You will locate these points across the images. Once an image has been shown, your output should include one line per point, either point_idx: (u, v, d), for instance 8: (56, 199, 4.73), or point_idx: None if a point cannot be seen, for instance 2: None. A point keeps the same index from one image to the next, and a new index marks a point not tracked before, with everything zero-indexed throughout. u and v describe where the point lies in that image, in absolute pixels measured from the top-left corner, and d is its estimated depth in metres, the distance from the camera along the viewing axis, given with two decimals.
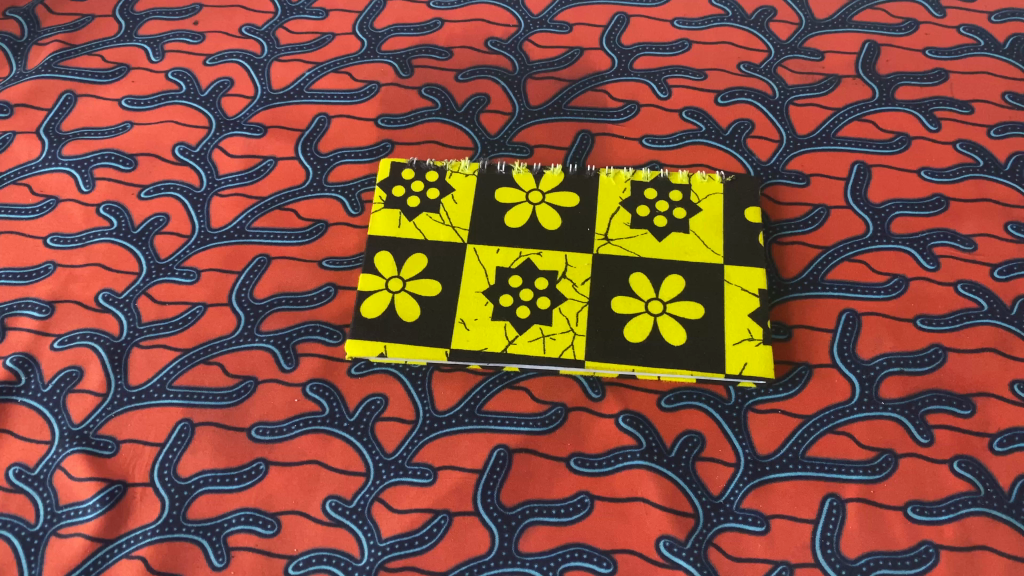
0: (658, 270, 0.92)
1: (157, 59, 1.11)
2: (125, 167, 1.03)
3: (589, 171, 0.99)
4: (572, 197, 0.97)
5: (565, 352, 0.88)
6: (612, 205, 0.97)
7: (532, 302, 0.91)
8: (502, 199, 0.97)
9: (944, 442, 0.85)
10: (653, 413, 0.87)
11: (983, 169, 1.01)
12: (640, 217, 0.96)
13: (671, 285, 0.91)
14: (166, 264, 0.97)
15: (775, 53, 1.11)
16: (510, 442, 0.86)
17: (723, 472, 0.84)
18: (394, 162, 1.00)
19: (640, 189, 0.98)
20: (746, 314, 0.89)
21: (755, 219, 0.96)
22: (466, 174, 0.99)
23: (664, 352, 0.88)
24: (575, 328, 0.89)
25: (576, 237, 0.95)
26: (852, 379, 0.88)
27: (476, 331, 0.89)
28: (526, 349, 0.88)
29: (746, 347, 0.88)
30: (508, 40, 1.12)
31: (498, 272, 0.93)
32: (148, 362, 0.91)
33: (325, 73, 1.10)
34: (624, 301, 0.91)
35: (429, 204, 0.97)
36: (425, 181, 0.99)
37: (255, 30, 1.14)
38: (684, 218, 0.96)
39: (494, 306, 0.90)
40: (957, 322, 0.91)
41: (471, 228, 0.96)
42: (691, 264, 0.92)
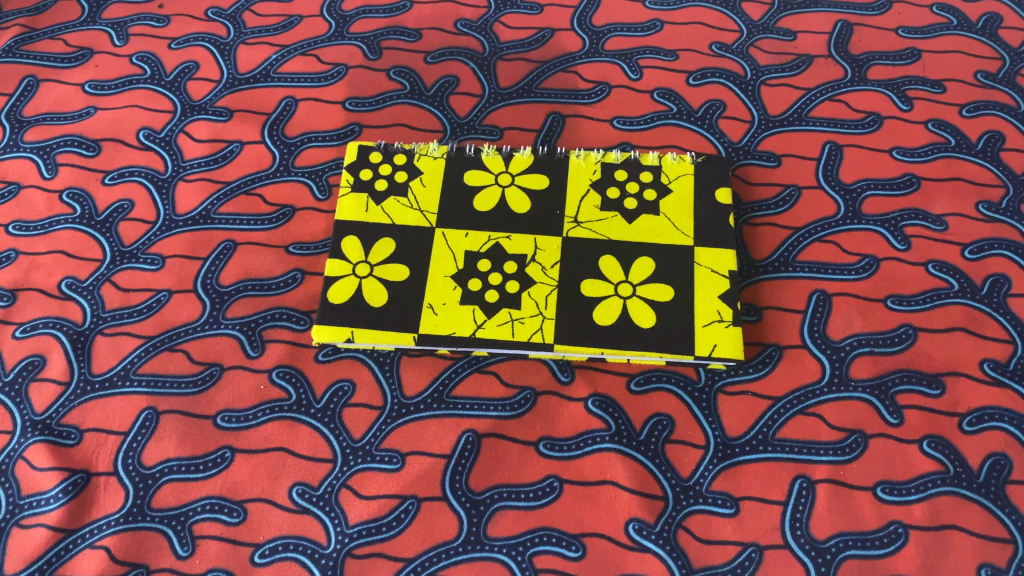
0: (627, 252, 0.92)
1: (121, 43, 1.09)
2: (88, 152, 1.01)
3: (559, 153, 0.98)
4: (541, 179, 0.96)
5: (534, 336, 0.87)
6: (582, 188, 0.96)
7: (501, 286, 0.90)
8: (471, 182, 0.96)
9: (914, 422, 0.85)
10: (623, 396, 0.86)
11: (955, 148, 1.00)
12: (609, 199, 0.95)
13: (641, 268, 0.91)
14: (130, 251, 0.95)
15: (747, 34, 1.10)
16: (479, 427, 0.85)
17: (693, 454, 0.84)
18: (362, 146, 0.99)
19: (610, 171, 0.97)
20: (716, 296, 0.89)
21: (726, 200, 0.95)
22: (435, 157, 0.98)
23: (633, 334, 0.87)
24: (544, 311, 0.89)
25: (546, 219, 0.94)
26: (822, 360, 0.88)
27: (445, 316, 0.88)
28: (495, 333, 0.87)
29: (715, 329, 0.87)
30: (478, 21, 1.11)
31: (466, 255, 0.92)
32: (112, 350, 0.89)
33: (292, 56, 1.08)
34: (594, 284, 0.90)
35: (397, 187, 0.96)
36: (393, 165, 0.98)
37: (221, 12, 1.12)
38: (654, 201, 0.95)
39: (462, 290, 0.90)
40: (927, 301, 0.90)
41: (440, 211, 0.95)
42: (661, 246, 0.92)
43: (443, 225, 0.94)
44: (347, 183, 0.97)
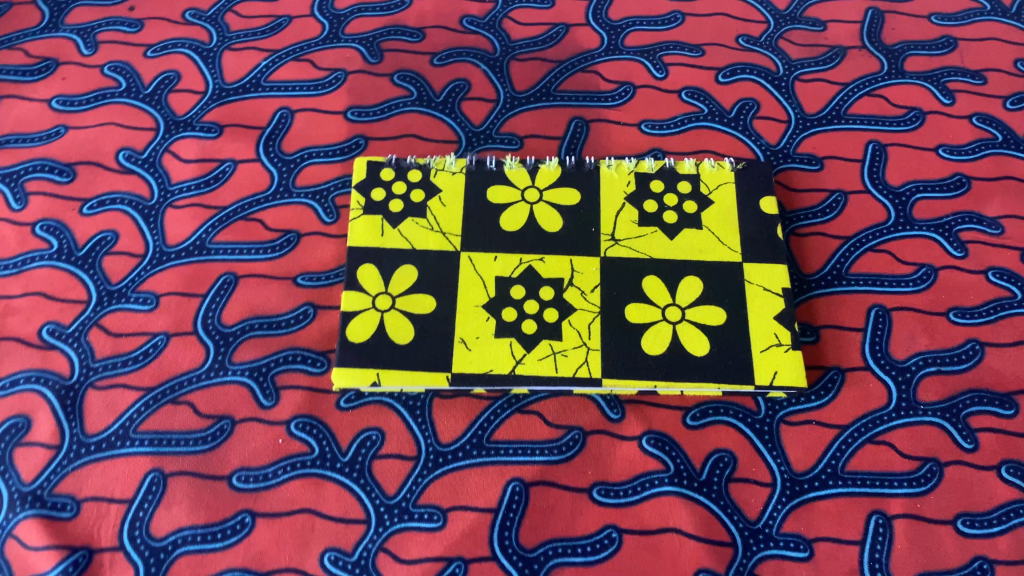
0: (673, 272, 0.84)
1: (90, 52, 0.98)
2: (61, 178, 0.90)
3: (588, 163, 0.90)
4: (572, 193, 0.88)
5: (580, 370, 0.79)
6: (616, 201, 0.88)
7: (538, 316, 0.82)
8: (495, 199, 0.88)
9: (989, 447, 0.79)
10: (679, 433, 0.80)
11: (1004, 144, 0.95)
12: (647, 213, 0.87)
13: (688, 288, 0.83)
14: (118, 290, 0.85)
15: (774, 24, 1.03)
16: (525, 475, 0.77)
17: (759, 493, 0.78)
18: (371, 161, 0.90)
19: (645, 182, 0.89)
20: (773, 318, 0.82)
21: (771, 210, 0.88)
22: (453, 173, 0.89)
23: (687, 364, 0.80)
24: (588, 341, 0.81)
25: (581, 238, 0.86)
26: (888, 382, 0.82)
27: (479, 352, 0.80)
28: (537, 369, 0.79)
29: (774, 354, 0.80)
30: (485, 17, 1.02)
31: (497, 282, 0.83)
32: (107, 406, 0.80)
33: (284, 62, 0.98)
34: (639, 309, 0.82)
35: (414, 207, 0.87)
36: (407, 183, 0.88)
37: (200, 15, 1.01)
38: (695, 213, 0.87)
39: (496, 322, 0.81)
40: (992, 313, 0.85)
41: (463, 233, 0.86)
42: (709, 264, 0.85)
43: (468, 248, 0.85)
44: (357, 204, 0.87)
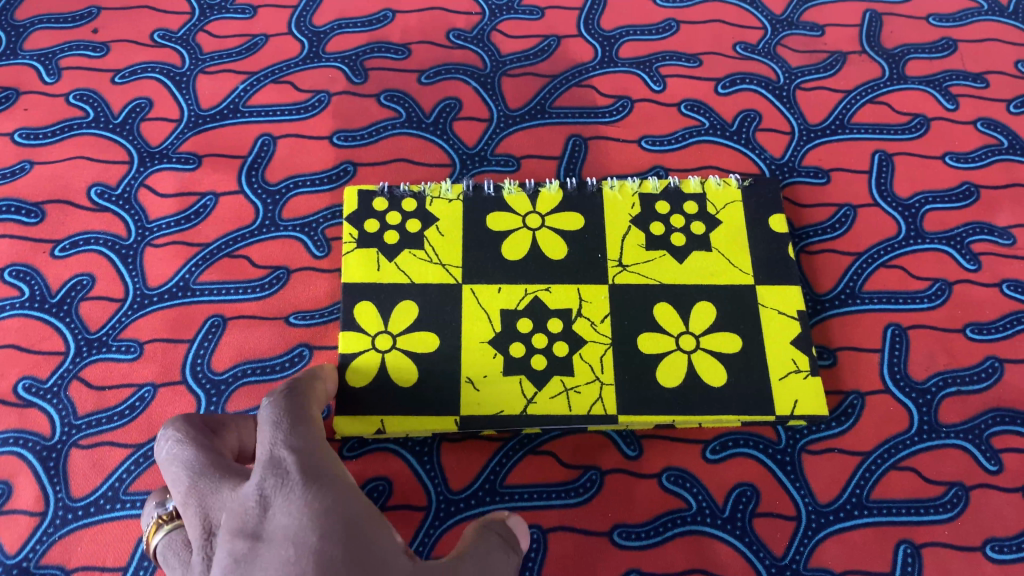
0: (684, 299, 0.81)
1: (53, 79, 0.92)
2: (30, 219, 0.84)
3: (590, 184, 0.86)
4: (576, 218, 0.84)
5: (595, 408, 0.76)
6: (622, 225, 0.84)
7: (548, 350, 0.78)
8: (495, 227, 0.83)
9: (1014, 468, 0.77)
10: (699, 468, 0.77)
11: (1010, 149, 0.93)
12: (654, 236, 0.84)
13: (702, 315, 0.80)
14: (98, 338, 0.79)
15: (771, 31, 1.00)
16: (543, 520, 0.74)
17: (785, 527, 0.75)
18: (362, 190, 0.85)
19: (650, 203, 0.85)
20: (789, 343, 0.79)
21: (781, 228, 0.85)
22: (450, 200, 0.85)
23: (704, 395, 0.77)
24: (602, 376, 0.77)
25: (587, 265, 0.82)
26: (908, 405, 0.80)
27: (489, 391, 0.76)
28: (550, 408, 0.76)
29: (794, 382, 0.78)
30: (473, 31, 0.98)
31: (503, 315, 0.79)
32: (93, 466, 0.74)
33: (263, 84, 0.93)
34: (652, 339, 0.79)
35: (410, 239, 0.82)
36: (402, 213, 0.84)
37: (170, 36, 0.96)
38: (704, 234, 0.84)
39: (504, 359, 0.77)
40: (1008, 327, 0.83)
41: (464, 264, 0.81)
42: (721, 288, 0.81)
43: (470, 281, 0.81)
44: (350, 237, 0.82)
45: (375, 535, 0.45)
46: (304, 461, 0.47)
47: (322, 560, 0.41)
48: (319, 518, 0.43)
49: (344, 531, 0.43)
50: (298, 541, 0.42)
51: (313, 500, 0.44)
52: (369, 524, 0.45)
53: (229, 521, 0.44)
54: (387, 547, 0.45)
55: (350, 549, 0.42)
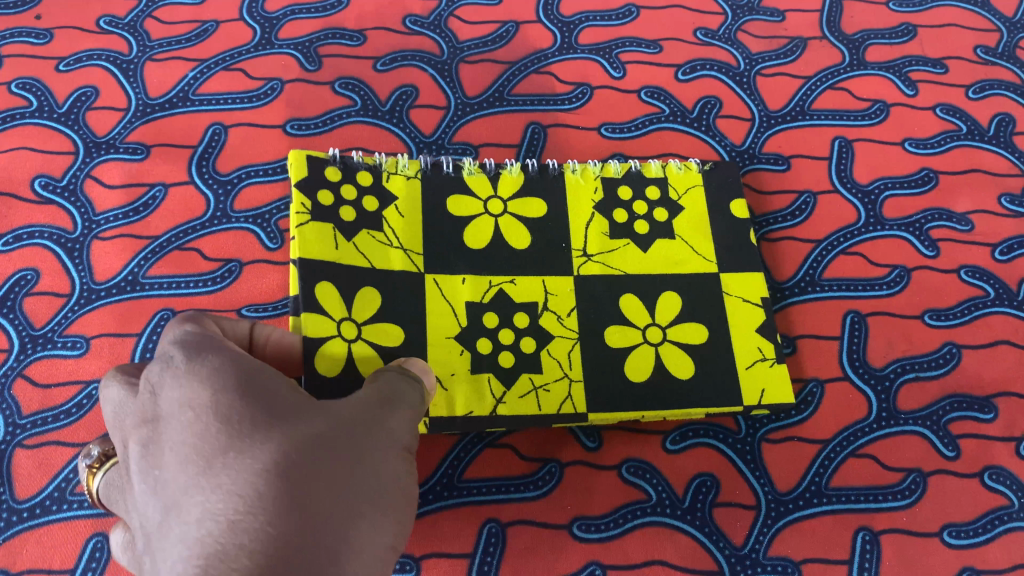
0: (651, 289, 0.79)
1: None
2: None
3: (552, 168, 0.83)
4: (539, 204, 0.81)
5: (565, 406, 0.73)
6: (585, 212, 0.82)
7: (515, 346, 0.75)
8: (456, 212, 0.79)
9: (971, 453, 0.78)
10: (659, 459, 0.76)
11: (968, 135, 0.93)
12: (618, 224, 0.82)
13: (667, 305, 0.79)
14: (43, 334, 0.77)
15: (732, 16, 0.99)
16: (501, 515, 0.73)
17: (744, 517, 0.74)
18: (314, 158, 0.76)
19: (613, 187, 0.84)
20: (755, 331, 0.79)
21: (743, 214, 0.85)
22: (408, 178, 0.79)
23: (673, 388, 0.75)
24: (570, 371, 0.75)
25: (551, 254, 0.79)
26: (867, 393, 0.80)
27: (456, 392, 0.72)
28: (519, 407, 0.73)
29: (760, 370, 0.77)
30: (430, 16, 0.96)
31: (468, 309, 0.75)
32: (38, 466, 0.71)
33: (214, 71, 0.90)
34: (619, 331, 0.77)
35: (367, 217, 0.76)
36: (358, 189, 0.77)
37: (117, 22, 0.93)
38: (666, 222, 0.83)
39: (471, 355, 0.73)
40: (966, 313, 0.84)
41: (426, 251, 0.77)
42: (685, 277, 0.80)
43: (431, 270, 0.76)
44: (302, 207, 0.73)
45: (275, 381, 0.45)
46: (190, 337, 0.46)
47: (217, 413, 0.41)
48: (209, 378, 0.43)
49: (235, 380, 0.43)
50: (191, 404, 0.41)
51: (199, 362, 0.44)
52: (259, 372, 0.45)
53: (132, 417, 0.44)
54: (290, 391, 0.45)
55: (248, 396, 0.42)
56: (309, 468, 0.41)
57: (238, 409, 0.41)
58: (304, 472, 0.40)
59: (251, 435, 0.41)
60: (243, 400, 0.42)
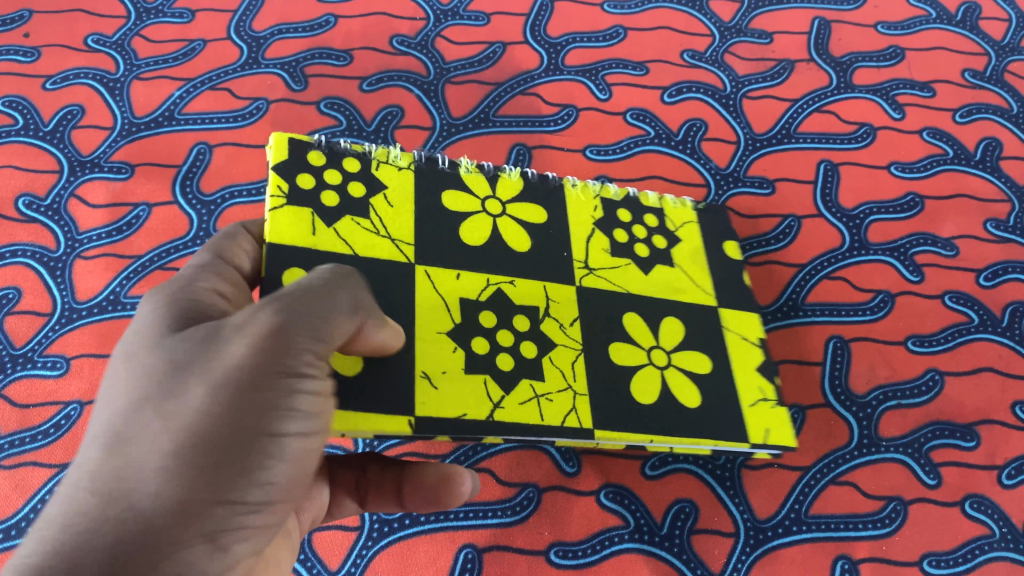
0: (653, 311, 0.71)
1: None
2: None
3: (552, 179, 0.75)
4: (535, 213, 0.72)
5: (568, 418, 0.62)
6: (586, 227, 0.74)
7: (514, 350, 0.64)
8: (453, 206, 0.69)
9: (952, 481, 0.77)
10: (637, 484, 0.76)
11: (955, 159, 0.93)
12: (618, 243, 0.74)
13: (671, 331, 0.71)
14: (23, 353, 0.76)
15: (719, 38, 1.00)
16: (477, 540, 0.72)
17: (723, 544, 0.74)
18: (297, 140, 0.66)
19: (612, 209, 0.77)
20: (755, 369, 0.72)
21: (736, 255, 0.80)
22: (401, 168, 0.69)
23: (679, 400, 0.67)
24: (574, 384, 0.64)
25: (549, 262, 0.70)
26: (850, 420, 0.79)
27: (450, 393, 0.59)
28: (520, 415, 0.60)
29: (761, 409, 0.70)
30: (417, 37, 0.96)
31: (463, 306, 0.64)
32: (15, 487, 0.71)
33: (199, 90, 0.91)
34: (623, 345, 0.68)
35: (353, 204, 0.64)
36: (342, 174, 0.66)
37: (105, 40, 0.93)
38: (665, 249, 0.76)
39: (466, 356, 0.61)
40: (950, 339, 0.83)
41: (417, 242, 0.65)
42: (687, 305, 0.74)
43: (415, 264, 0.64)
44: (277, 190, 0.62)
45: (171, 327, 0.46)
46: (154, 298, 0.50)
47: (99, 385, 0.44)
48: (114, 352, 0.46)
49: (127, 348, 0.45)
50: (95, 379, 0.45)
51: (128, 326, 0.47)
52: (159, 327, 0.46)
53: None
54: (184, 331, 0.45)
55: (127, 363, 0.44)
56: (139, 424, 0.41)
57: (117, 374, 0.44)
58: (127, 434, 0.40)
59: (108, 400, 0.42)
60: (118, 368, 0.44)
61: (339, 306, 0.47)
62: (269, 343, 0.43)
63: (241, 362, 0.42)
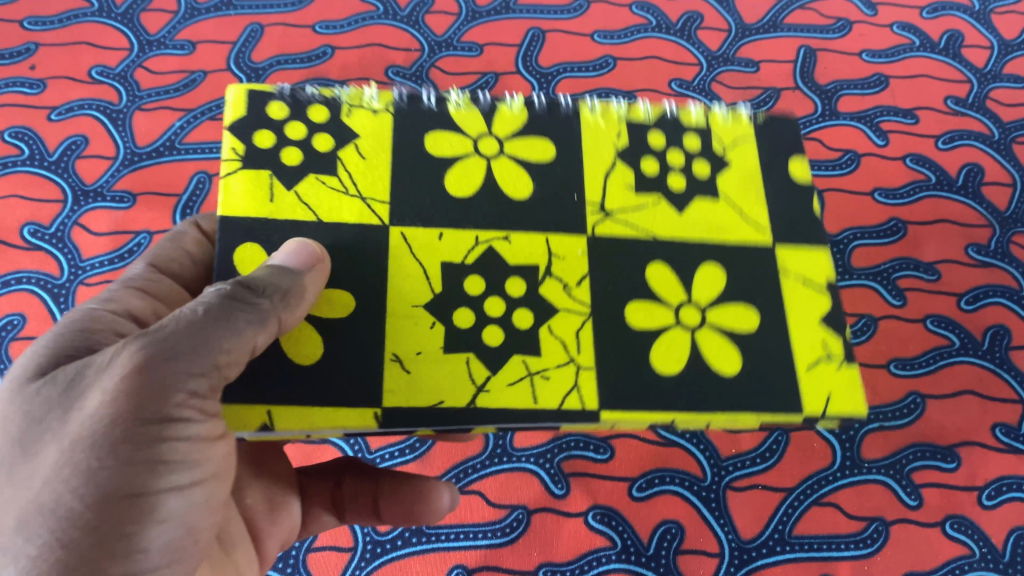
0: (687, 257, 0.52)
1: None
2: None
3: (563, 104, 0.56)
4: (543, 149, 0.54)
5: (568, 400, 0.47)
6: (603, 159, 0.54)
7: (505, 320, 0.48)
8: (435, 148, 0.52)
9: (933, 502, 0.79)
10: (625, 506, 0.77)
11: (937, 185, 0.95)
12: (647, 177, 0.54)
13: (712, 278, 0.52)
14: None
15: (707, 67, 1.02)
16: (468, 561, 0.74)
17: (708, 564, 0.76)
18: (252, 89, 0.51)
19: (639, 133, 0.56)
20: (822, 318, 0.51)
21: (806, 176, 0.56)
22: (375, 112, 0.52)
23: (725, 383, 0.49)
24: (578, 355, 0.48)
25: (558, 210, 0.52)
26: (832, 442, 0.81)
27: (423, 377, 0.46)
28: (508, 400, 0.46)
29: (823, 370, 0.50)
30: (412, 67, 0.99)
31: (444, 272, 0.49)
32: None
33: (200, 121, 0.93)
34: (645, 301, 0.50)
35: (318, 161, 0.50)
36: (308, 126, 0.51)
37: (108, 72, 0.96)
38: (710, 179, 0.55)
39: (445, 331, 0.47)
40: (931, 363, 0.85)
41: (395, 200, 0.50)
42: (730, 249, 0.52)
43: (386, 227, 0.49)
44: (234, 153, 0.49)
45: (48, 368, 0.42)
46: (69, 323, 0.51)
47: None
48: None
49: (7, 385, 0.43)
50: None
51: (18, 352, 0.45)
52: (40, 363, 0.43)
53: None
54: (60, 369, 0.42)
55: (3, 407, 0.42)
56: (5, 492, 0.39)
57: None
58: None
59: None
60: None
61: (232, 325, 0.41)
62: (129, 391, 0.39)
63: (97, 417, 0.39)
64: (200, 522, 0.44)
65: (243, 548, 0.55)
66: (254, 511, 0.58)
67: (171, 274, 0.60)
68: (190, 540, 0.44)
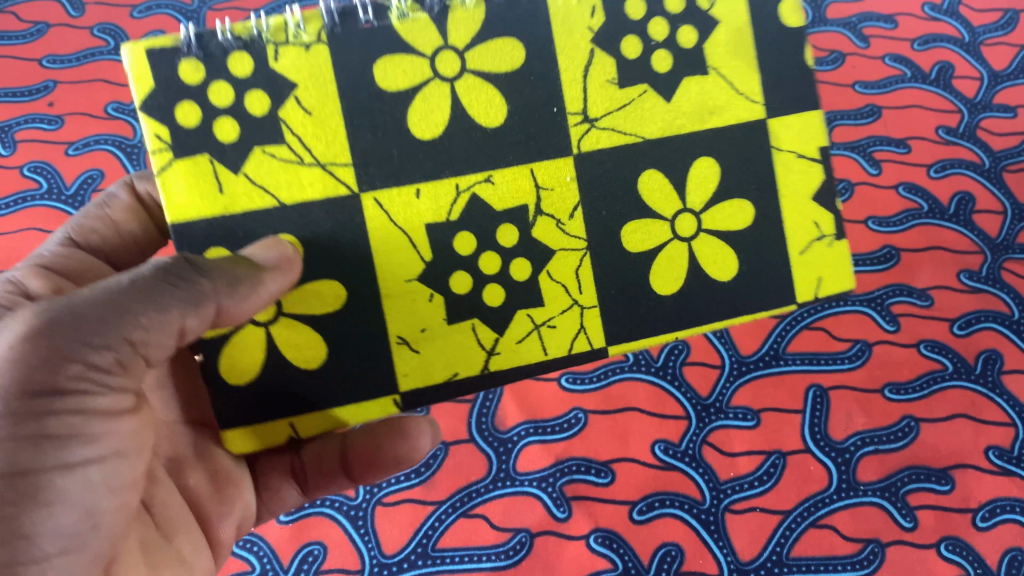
0: (677, 157, 0.54)
1: (8, 151, 0.96)
2: None
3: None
4: (511, 48, 0.52)
5: (577, 342, 0.55)
6: (575, 49, 0.53)
7: (502, 274, 0.54)
8: (386, 81, 0.51)
9: (928, 524, 0.82)
10: (628, 529, 0.80)
11: (929, 214, 0.95)
12: (629, 63, 0.54)
13: (704, 182, 0.55)
14: None
15: None
16: None
17: None
18: (152, 47, 0.49)
19: (613, 5, 0.53)
20: (812, 198, 0.56)
21: (797, 16, 0.55)
22: (306, 49, 0.50)
23: (737, 302, 0.56)
24: (578, 295, 0.54)
25: (535, 126, 0.53)
26: (829, 465, 0.83)
27: (434, 352, 0.53)
28: (520, 356, 0.54)
29: (815, 253, 0.56)
30: None
31: (431, 235, 0.52)
32: None
33: None
34: (644, 231, 0.54)
35: (259, 129, 0.50)
36: (235, 85, 0.50)
37: (123, 106, 0.97)
38: (694, 48, 0.54)
39: (445, 301, 0.53)
40: (924, 387, 0.87)
41: (356, 156, 0.51)
42: (726, 130, 0.55)
43: (392, 166, 0.52)
44: (159, 141, 0.49)
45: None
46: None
47: None
48: None
49: None
50: None
51: None
52: None
53: None
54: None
55: None
56: None
57: None
58: None
59: None
60: None
61: (159, 301, 0.44)
62: (16, 361, 0.40)
63: None
64: (99, 506, 0.45)
65: (187, 533, 0.56)
66: (199, 493, 0.57)
67: (88, 248, 0.65)
68: (89, 528, 0.44)
